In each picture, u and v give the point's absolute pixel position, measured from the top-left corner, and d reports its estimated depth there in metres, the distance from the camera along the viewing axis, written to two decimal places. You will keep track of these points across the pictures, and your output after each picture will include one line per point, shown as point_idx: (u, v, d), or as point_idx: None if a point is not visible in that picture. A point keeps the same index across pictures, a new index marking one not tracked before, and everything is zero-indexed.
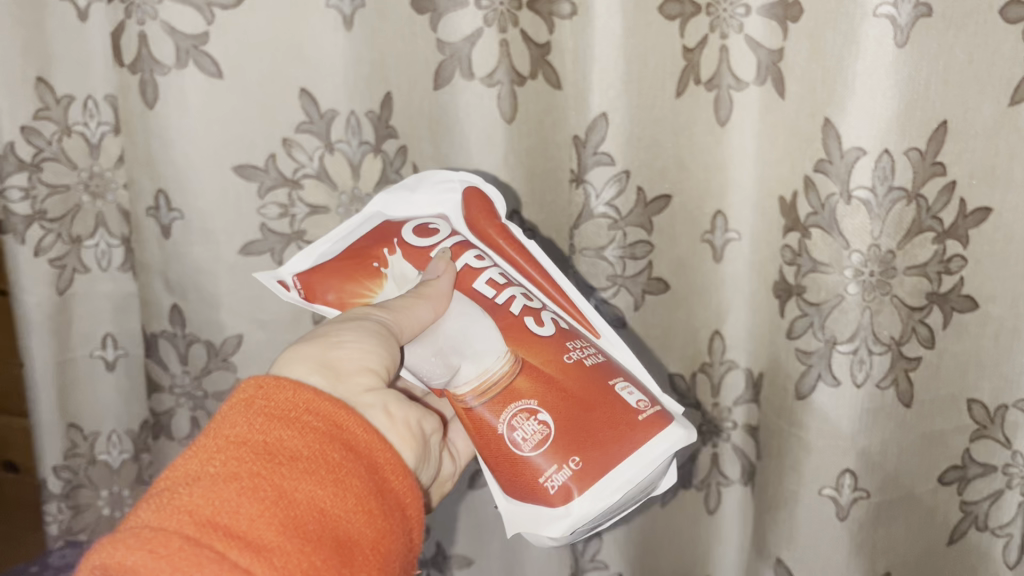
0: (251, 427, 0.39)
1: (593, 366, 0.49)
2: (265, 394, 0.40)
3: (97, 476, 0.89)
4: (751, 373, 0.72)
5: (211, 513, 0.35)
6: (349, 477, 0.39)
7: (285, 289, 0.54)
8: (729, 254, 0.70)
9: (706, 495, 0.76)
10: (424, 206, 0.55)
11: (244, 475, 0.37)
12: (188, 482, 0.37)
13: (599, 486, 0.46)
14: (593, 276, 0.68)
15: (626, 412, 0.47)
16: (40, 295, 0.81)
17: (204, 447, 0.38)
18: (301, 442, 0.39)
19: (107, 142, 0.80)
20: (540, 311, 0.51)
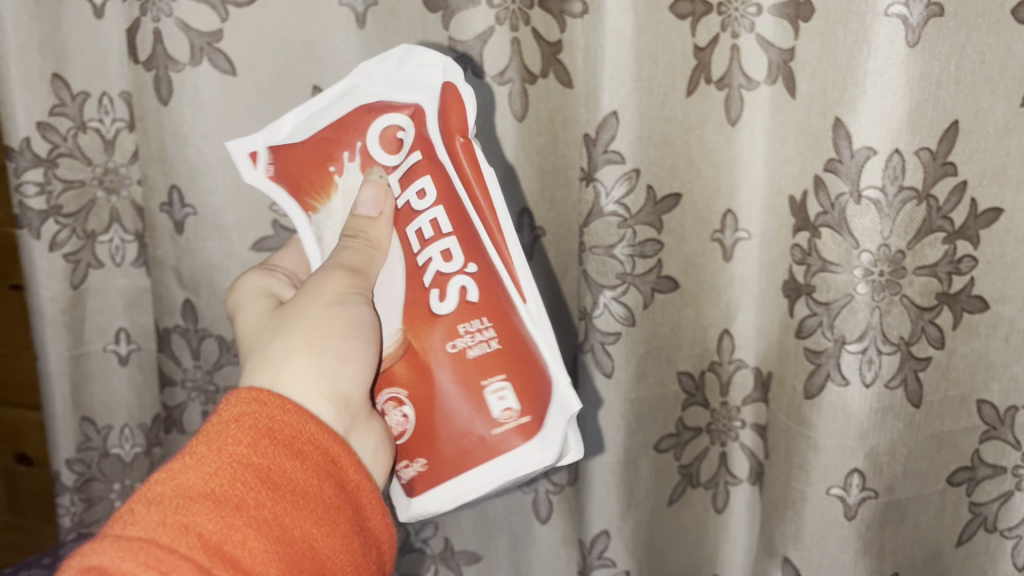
0: (255, 450, 0.40)
1: (474, 359, 0.47)
2: (271, 417, 0.41)
3: (109, 468, 0.90)
4: (760, 373, 0.72)
5: (215, 538, 0.37)
6: (341, 515, 0.41)
7: (250, 164, 0.53)
8: (739, 253, 0.70)
9: (714, 494, 0.76)
10: (401, 90, 0.50)
11: (248, 503, 0.38)
12: (194, 499, 0.38)
13: (439, 488, 0.49)
14: (602, 274, 0.66)
15: (485, 423, 0.48)
16: (54, 289, 0.82)
17: (206, 460, 0.39)
18: (303, 475, 0.40)
19: (121, 138, 0.81)
20: (450, 280, 0.48)
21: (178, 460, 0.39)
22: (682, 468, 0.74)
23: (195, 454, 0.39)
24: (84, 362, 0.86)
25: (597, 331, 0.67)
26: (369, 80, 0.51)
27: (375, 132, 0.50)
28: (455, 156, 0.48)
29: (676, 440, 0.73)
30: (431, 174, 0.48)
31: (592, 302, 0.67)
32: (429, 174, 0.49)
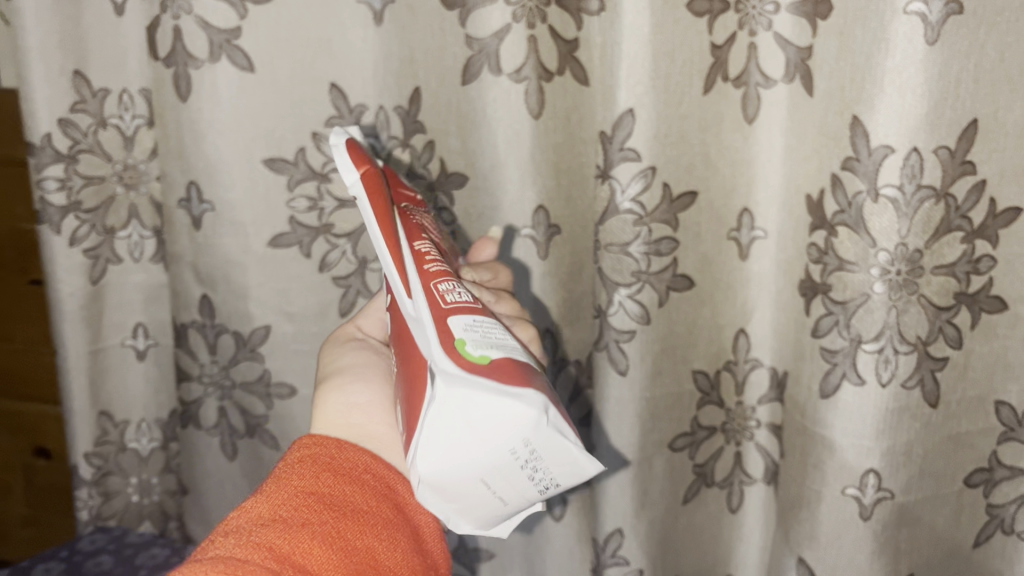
0: (318, 479, 0.42)
1: (400, 371, 0.43)
2: (329, 455, 0.44)
3: (126, 463, 0.90)
4: (776, 372, 0.72)
5: (288, 550, 0.38)
6: (400, 536, 0.43)
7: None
8: (755, 252, 0.70)
9: (728, 494, 0.75)
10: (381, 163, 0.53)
11: (314, 520, 0.40)
12: (263, 522, 0.39)
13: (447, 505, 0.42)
14: (618, 272, 0.66)
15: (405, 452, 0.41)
16: (74, 284, 0.82)
17: (273, 492, 0.41)
18: (361, 497, 0.43)
19: (140, 134, 0.82)
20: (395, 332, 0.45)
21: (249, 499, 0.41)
22: (696, 467, 0.74)
23: (263, 490, 0.41)
24: (103, 357, 0.87)
25: (611, 330, 0.67)
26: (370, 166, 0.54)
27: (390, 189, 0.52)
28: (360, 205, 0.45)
29: (690, 440, 0.73)
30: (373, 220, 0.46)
31: (607, 300, 0.67)
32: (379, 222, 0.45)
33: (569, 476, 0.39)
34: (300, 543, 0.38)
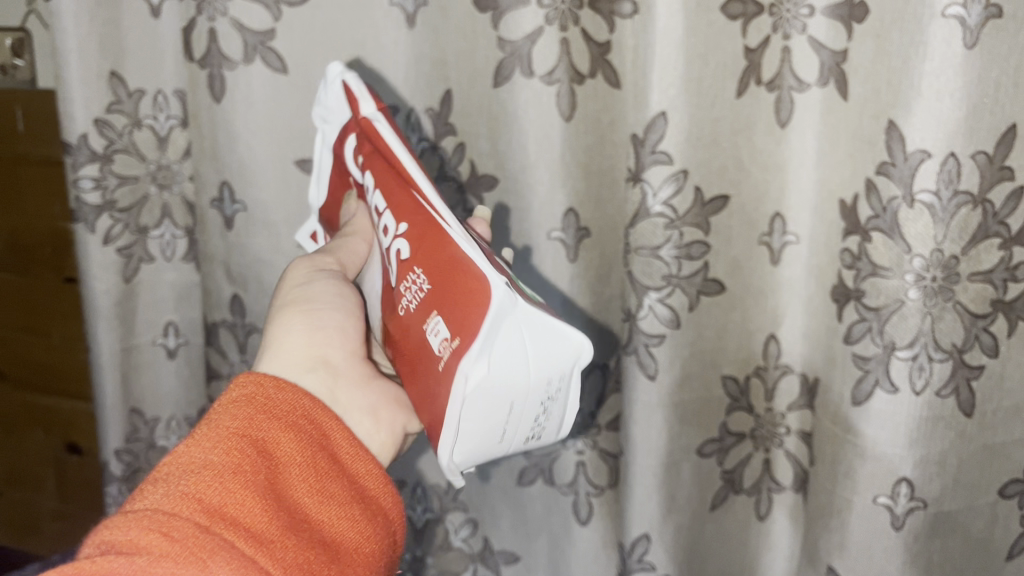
0: (251, 421, 0.42)
1: (408, 314, 0.46)
2: (266, 393, 0.44)
3: (156, 460, 0.92)
4: (807, 378, 0.71)
5: (219, 501, 0.39)
6: (335, 483, 0.43)
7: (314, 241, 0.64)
8: (787, 257, 0.70)
9: (756, 501, 0.75)
10: (342, 108, 0.54)
11: (246, 469, 0.40)
12: (192, 470, 0.40)
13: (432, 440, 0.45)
14: (648, 276, 0.65)
15: (431, 360, 0.44)
16: (107, 282, 0.84)
17: (209, 438, 0.41)
18: (295, 446, 0.43)
19: (174, 135, 0.84)
20: (395, 244, 0.48)
21: (181, 443, 0.42)
22: (725, 472, 0.73)
23: (196, 434, 0.42)
24: (134, 354, 0.88)
25: (641, 333, 0.66)
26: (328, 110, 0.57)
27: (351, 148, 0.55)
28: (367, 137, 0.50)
29: (719, 445, 0.73)
30: (370, 161, 0.51)
31: (637, 304, 0.66)
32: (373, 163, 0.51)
33: (553, 425, 0.46)
34: (233, 495, 0.39)
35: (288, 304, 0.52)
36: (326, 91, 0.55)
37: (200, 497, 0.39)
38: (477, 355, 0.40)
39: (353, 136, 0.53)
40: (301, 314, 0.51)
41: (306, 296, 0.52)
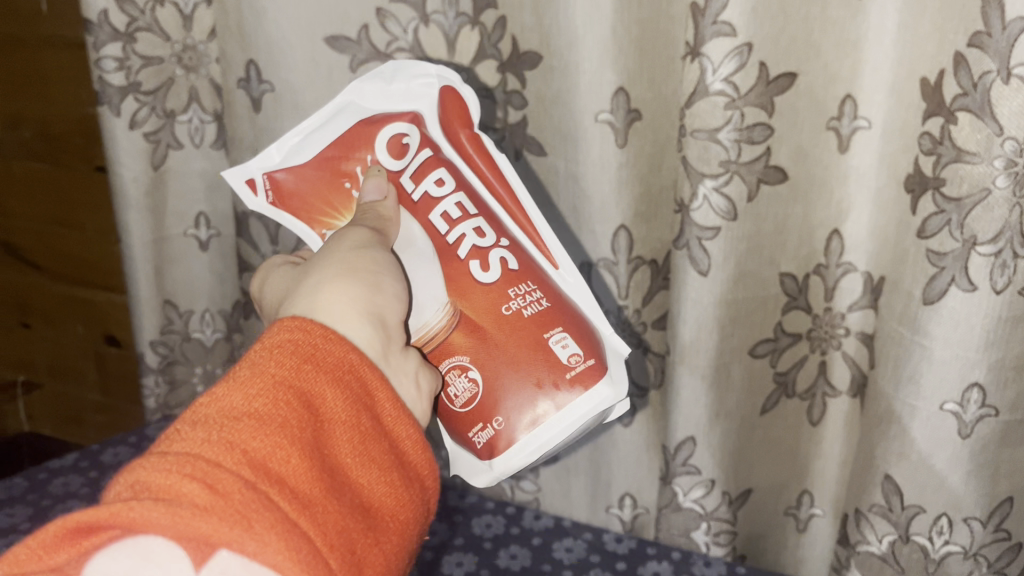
0: (298, 372, 0.40)
1: (529, 316, 0.51)
2: (312, 343, 0.41)
3: (191, 352, 0.92)
4: (871, 278, 0.66)
5: (263, 454, 0.37)
6: (378, 448, 0.41)
7: (253, 191, 0.59)
8: (856, 145, 0.63)
9: (810, 406, 0.71)
10: (397, 104, 0.57)
11: (291, 423, 0.38)
12: (234, 418, 0.38)
13: (521, 442, 0.51)
14: (704, 162, 0.60)
15: (552, 365, 0.50)
16: (136, 169, 0.81)
17: (252, 383, 0.39)
18: (340, 404, 0.40)
19: (199, 13, 0.78)
20: (490, 251, 0.52)
21: (222, 383, 0.39)
22: (777, 375, 0.69)
23: (238, 377, 0.39)
24: (166, 245, 0.86)
25: (694, 226, 0.62)
26: (364, 97, 0.57)
27: (387, 143, 0.55)
28: (465, 152, 0.56)
29: (773, 346, 0.68)
30: (445, 165, 0.54)
31: (691, 194, 0.62)
32: (444, 167, 0.54)
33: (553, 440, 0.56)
34: (277, 449, 0.37)
35: (348, 260, 0.47)
36: (396, 82, 0.57)
37: (244, 446, 0.37)
38: (623, 381, 0.52)
39: (411, 134, 0.55)
40: (366, 275, 0.46)
41: (365, 260, 0.47)
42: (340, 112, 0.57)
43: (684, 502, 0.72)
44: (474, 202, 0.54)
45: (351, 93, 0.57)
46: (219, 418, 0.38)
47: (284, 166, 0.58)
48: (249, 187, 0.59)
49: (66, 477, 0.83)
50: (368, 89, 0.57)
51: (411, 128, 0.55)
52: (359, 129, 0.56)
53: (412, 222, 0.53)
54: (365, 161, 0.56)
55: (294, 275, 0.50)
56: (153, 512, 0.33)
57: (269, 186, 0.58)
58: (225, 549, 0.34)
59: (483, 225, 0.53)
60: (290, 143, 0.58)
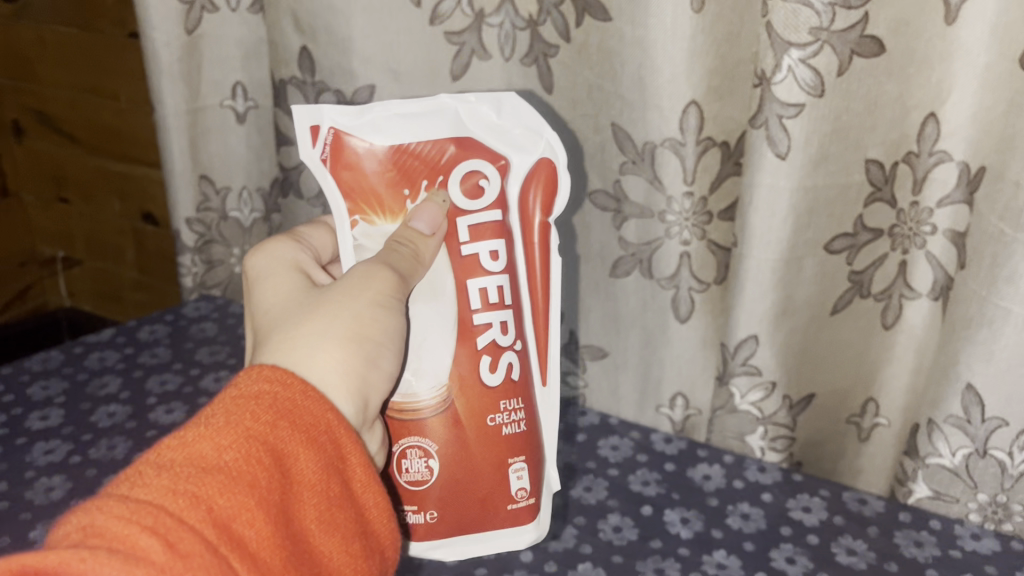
0: (274, 429, 0.39)
1: (506, 435, 0.52)
2: (291, 401, 0.41)
3: (228, 232, 0.89)
4: (968, 169, 0.58)
5: (228, 514, 0.36)
6: (341, 514, 0.41)
7: (312, 140, 0.52)
8: (966, 15, 0.54)
9: (884, 308, 0.65)
10: (495, 138, 0.52)
11: (260, 483, 0.38)
12: (204, 470, 0.37)
13: (439, 539, 0.53)
14: (792, 29, 0.54)
15: (499, 496, 0.53)
16: (169, 32, 0.78)
17: (224, 436, 0.38)
18: (311, 467, 0.40)
19: None
20: (502, 352, 0.52)
21: (192, 428, 0.39)
22: (853, 274, 0.63)
23: (211, 424, 0.39)
24: (201, 116, 0.83)
25: (774, 103, 0.56)
26: (470, 114, 0.52)
27: (459, 175, 0.51)
28: (529, 232, 0.53)
29: (851, 243, 0.62)
30: (506, 238, 0.52)
31: (775, 66, 0.55)
32: (503, 239, 0.52)
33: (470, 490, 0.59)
34: (243, 508, 0.37)
35: (352, 318, 0.46)
36: (505, 121, 0.52)
37: (209, 502, 0.36)
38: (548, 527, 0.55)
39: (491, 179, 0.51)
40: (371, 348, 0.46)
41: (375, 327, 0.47)
42: (441, 120, 0.52)
43: (741, 405, 0.68)
44: (514, 290, 0.52)
45: (459, 107, 0.52)
46: (185, 467, 0.37)
47: (355, 135, 0.51)
48: (311, 133, 0.52)
49: (102, 352, 0.81)
50: (480, 113, 0.52)
51: (495, 173, 0.51)
52: (447, 142, 0.51)
53: (446, 278, 0.51)
54: (432, 179, 0.51)
55: (288, 305, 0.49)
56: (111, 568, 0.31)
57: (330, 144, 0.51)
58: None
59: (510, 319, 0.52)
60: (373, 117, 0.52)
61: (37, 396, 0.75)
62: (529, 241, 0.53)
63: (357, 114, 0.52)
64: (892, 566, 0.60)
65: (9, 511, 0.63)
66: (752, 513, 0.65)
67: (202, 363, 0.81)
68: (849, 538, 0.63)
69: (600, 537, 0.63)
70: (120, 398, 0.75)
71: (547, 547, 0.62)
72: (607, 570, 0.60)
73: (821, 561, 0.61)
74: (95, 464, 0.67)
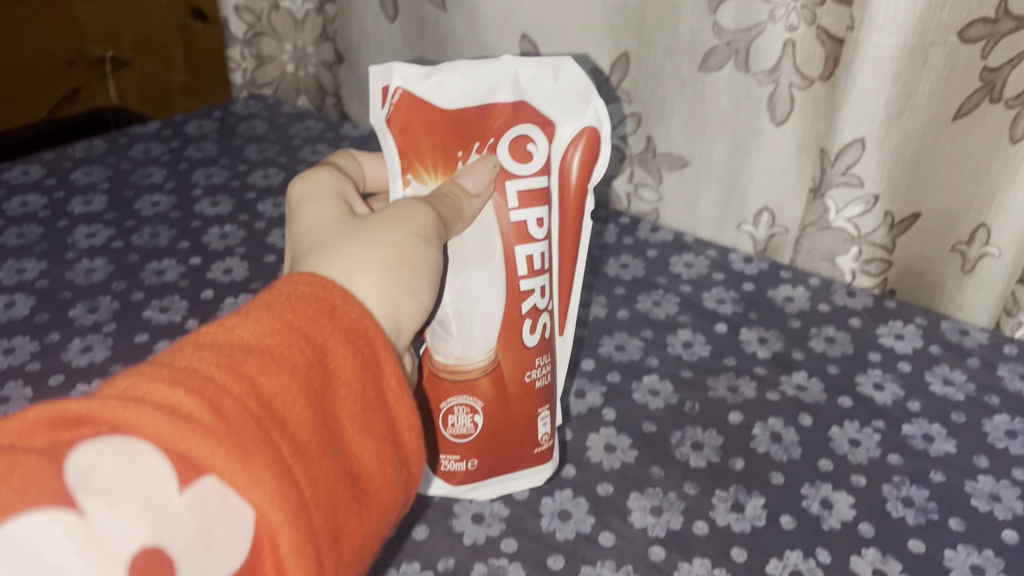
0: (312, 324, 0.30)
1: (538, 389, 0.46)
2: (328, 301, 0.31)
3: (279, 23, 0.82)
4: None
5: (266, 390, 0.27)
6: (382, 434, 0.31)
7: (381, 101, 0.43)
8: None
9: (1016, 119, 0.53)
10: (548, 101, 0.43)
11: (298, 374, 0.28)
12: (233, 355, 0.27)
13: (476, 484, 0.46)
14: None
15: (530, 441, 0.46)
16: None
17: (259, 320, 0.29)
18: (350, 372, 0.30)
19: None
20: (541, 315, 0.44)
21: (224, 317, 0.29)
22: (985, 72, 0.52)
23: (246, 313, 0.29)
24: None
25: None
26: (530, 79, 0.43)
27: (511, 138, 0.42)
28: (566, 199, 0.44)
29: (989, 30, 0.51)
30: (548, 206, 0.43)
31: None
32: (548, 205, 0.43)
33: None
34: (284, 388, 0.28)
35: (390, 243, 0.37)
36: (560, 86, 0.43)
37: (244, 373, 0.27)
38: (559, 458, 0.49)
39: (541, 143, 0.42)
40: (410, 276, 0.37)
41: (416, 255, 0.38)
42: (497, 84, 0.42)
43: (835, 221, 0.62)
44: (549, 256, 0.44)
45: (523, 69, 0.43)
46: (208, 345, 0.28)
47: (418, 95, 0.42)
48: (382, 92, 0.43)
49: (148, 144, 0.77)
50: (536, 78, 0.43)
51: (545, 139, 0.42)
52: (504, 108, 0.42)
53: (495, 240, 0.43)
54: (484, 141, 0.42)
55: (329, 231, 0.38)
56: (151, 419, 0.24)
57: (395, 105, 0.42)
58: (211, 475, 0.25)
59: (548, 283, 0.45)
60: (439, 78, 0.43)
61: (80, 182, 0.71)
62: (564, 210, 0.44)
63: (416, 77, 0.43)
64: (992, 398, 0.54)
65: (50, 289, 0.60)
66: (838, 337, 0.59)
67: (251, 159, 0.76)
68: (945, 367, 0.57)
69: (668, 351, 0.58)
70: (164, 189, 0.71)
71: (610, 357, 0.58)
72: (675, 384, 0.56)
73: (913, 389, 0.55)
74: (138, 251, 0.64)
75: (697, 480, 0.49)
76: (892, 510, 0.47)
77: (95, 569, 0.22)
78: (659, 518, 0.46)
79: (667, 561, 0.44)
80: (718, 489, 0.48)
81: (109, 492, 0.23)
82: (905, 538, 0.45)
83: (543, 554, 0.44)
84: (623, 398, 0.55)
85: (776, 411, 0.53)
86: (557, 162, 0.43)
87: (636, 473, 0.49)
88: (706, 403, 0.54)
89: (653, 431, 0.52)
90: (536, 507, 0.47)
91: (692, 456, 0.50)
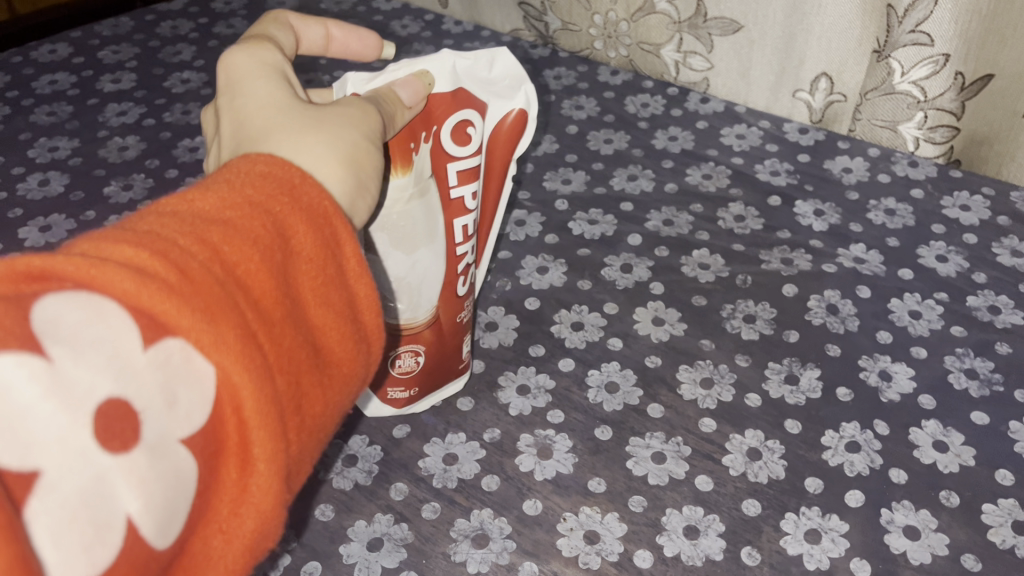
0: (278, 202, 0.25)
1: (465, 323, 0.44)
2: (295, 178, 0.27)
3: None
4: None
5: (228, 258, 0.23)
6: (341, 324, 0.27)
7: None
8: None
9: None
10: (482, 91, 0.40)
11: (265, 253, 0.24)
12: (194, 224, 0.23)
13: (410, 410, 0.45)
14: None
15: (458, 363, 0.45)
16: None
17: (220, 190, 0.25)
18: (313, 261, 0.26)
19: None
20: (468, 269, 0.43)
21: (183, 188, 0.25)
22: None
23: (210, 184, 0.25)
24: None
25: None
26: (465, 71, 0.40)
27: (454, 124, 0.39)
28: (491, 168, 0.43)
29: None
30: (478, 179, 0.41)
31: None
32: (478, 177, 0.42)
33: None
34: (250, 259, 0.24)
35: (347, 140, 0.31)
36: (495, 75, 0.41)
37: (204, 239, 0.23)
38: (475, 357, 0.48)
39: (479, 126, 0.40)
40: (365, 176, 0.31)
41: (372, 159, 0.32)
42: (436, 68, 0.38)
43: (900, 85, 0.58)
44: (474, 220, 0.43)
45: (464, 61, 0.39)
46: (161, 210, 0.23)
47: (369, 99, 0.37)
48: None
49: (175, 22, 0.75)
50: (471, 67, 0.40)
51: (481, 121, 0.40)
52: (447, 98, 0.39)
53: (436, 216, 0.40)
54: (427, 130, 0.38)
55: (272, 118, 0.31)
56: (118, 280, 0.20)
57: None
58: (176, 336, 0.21)
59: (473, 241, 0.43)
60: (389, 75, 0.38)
61: (108, 60, 0.69)
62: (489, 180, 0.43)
63: (361, 81, 0.37)
64: None
65: (84, 167, 0.59)
66: (899, 209, 0.56)
67: None
68: (1014, 239, 0.54)
69: (719, 225, 0.56)
70: (194, 66, 0.69)
71: (655, 230, 0.56)
72: (726, 258, 0.53)
73: (979, 261, 0.52)
74: (170, 128, 0.62)
75: (750, 352, 0.47)
76: (955, 382, 0.45)
77: (58, 416, 0.19)
78: (710, 391, 0.45)
79: (719, 433, 0.43)
80: (772, 361, 0.46)
81: (74, 341, 0.19)
82: (968, 410, 0.43)
83: (590, 425, 0.43)
84: (671, 271, 0.53)
85: (832, 283, 0.51)
86: (495, 134, 0.41)
87: (686, 346, 0.48)
88: (758, 275, 0.52)
89: (703, 304, 0.50)
90: (583, 379, 0.46)
91: (744, 328, 0.49)
